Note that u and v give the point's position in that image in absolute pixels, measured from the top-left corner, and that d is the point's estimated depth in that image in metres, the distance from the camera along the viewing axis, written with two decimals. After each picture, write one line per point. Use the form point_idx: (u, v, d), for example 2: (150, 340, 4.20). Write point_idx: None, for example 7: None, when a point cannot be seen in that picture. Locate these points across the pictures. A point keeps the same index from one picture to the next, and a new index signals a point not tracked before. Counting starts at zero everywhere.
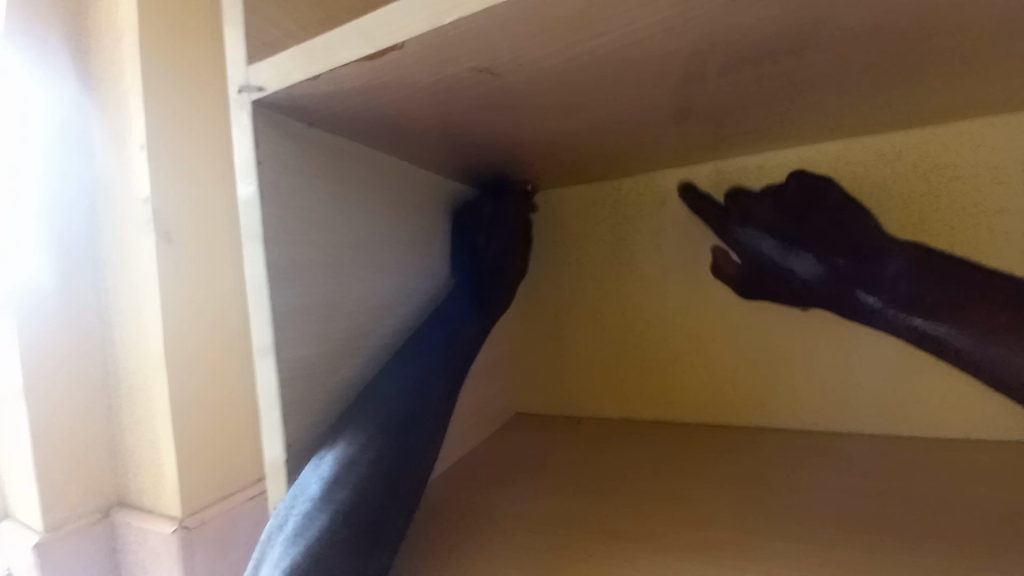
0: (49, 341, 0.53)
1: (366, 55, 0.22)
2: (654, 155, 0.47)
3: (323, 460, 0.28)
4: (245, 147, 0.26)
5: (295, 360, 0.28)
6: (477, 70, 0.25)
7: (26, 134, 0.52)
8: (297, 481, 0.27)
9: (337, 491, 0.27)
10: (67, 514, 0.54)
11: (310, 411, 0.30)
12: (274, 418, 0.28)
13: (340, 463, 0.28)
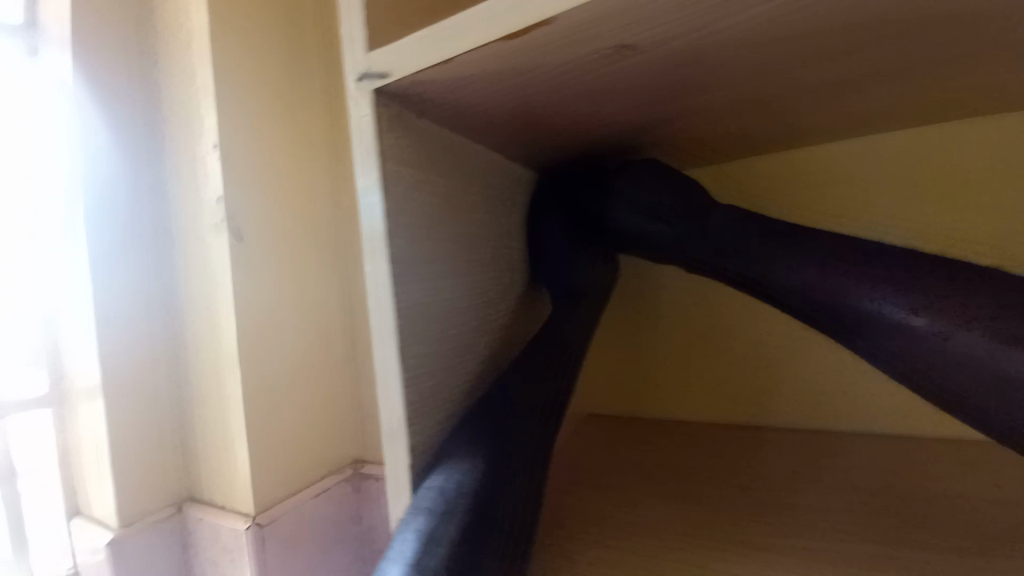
0: (125, 339, 0.55)
1: (510, 36, 0.19)
2: (740, 146, 0.45)
3: (444, 482, 0.24)
4: (368, 143, 0.23)
5: (415, 350, 0.25)
6: (615, 50, 0.22)
7: (101, 137, 0.54)
8: (417, 500, 0.23)
9: (471, 515, 0.23)
10: (142, 507, 0.55)
11: (427, 407, 0.26)
12: (394, 407, 0.24)
13: (466, 485, 0.23)
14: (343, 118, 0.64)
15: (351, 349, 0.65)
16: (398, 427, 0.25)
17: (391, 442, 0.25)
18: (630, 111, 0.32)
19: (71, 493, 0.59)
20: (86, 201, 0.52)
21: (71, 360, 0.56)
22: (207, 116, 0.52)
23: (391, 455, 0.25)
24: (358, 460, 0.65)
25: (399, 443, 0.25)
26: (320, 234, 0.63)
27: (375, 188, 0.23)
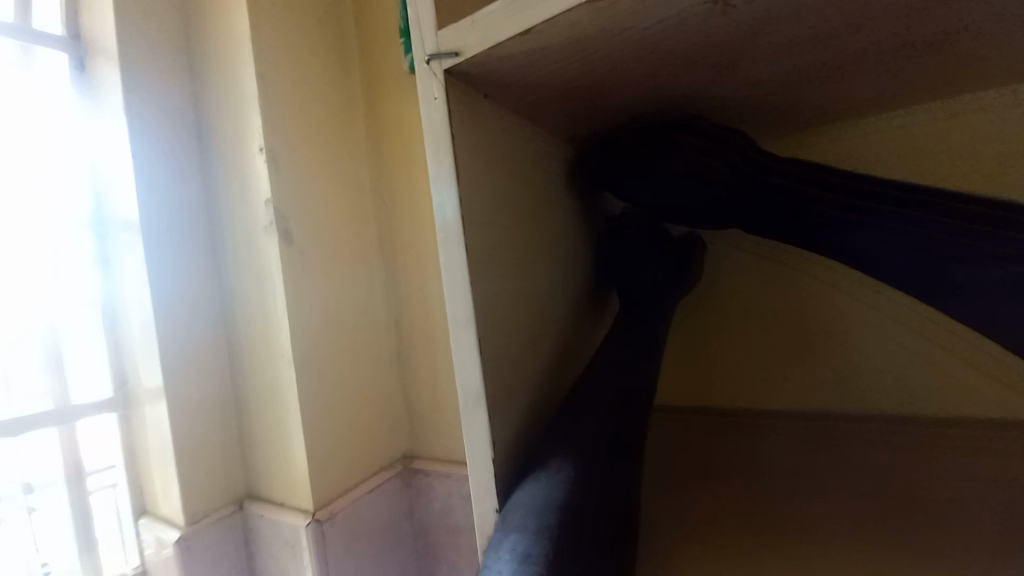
0: (183, 343, 0.56)
1: None
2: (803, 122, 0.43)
3: (540, 485, 0.24)
4: (438, 122, 0.22)
5: (493, 362, 0.24)
6: (709, 6, 0.20)
7: (153, 147, 0.55)
8: (512, 506, 0.23)
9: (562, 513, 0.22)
10: (205, 506, 0.57)
11: (507, 421, 0.25)
12: (478, 425, 0.23)
13: (558, 488, 0.23)
14: (381, 117, 0.63)
15: (396, 347, 0.65)
16: (482, 447, 0.24)
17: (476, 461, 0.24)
18: (700, 84, 0.30)
19: (138, 493, 0.61)
20: (142, 211, 0.54)
21: (134, 366, 0.58)
22: (253, 121, 0.53)
23: (476, 476, 0.24)
24: (407, 456, 0.66)
25: (483, 461, 0.24)
26: (362, 235, 0.63)
27: (448, 180, 0.22)
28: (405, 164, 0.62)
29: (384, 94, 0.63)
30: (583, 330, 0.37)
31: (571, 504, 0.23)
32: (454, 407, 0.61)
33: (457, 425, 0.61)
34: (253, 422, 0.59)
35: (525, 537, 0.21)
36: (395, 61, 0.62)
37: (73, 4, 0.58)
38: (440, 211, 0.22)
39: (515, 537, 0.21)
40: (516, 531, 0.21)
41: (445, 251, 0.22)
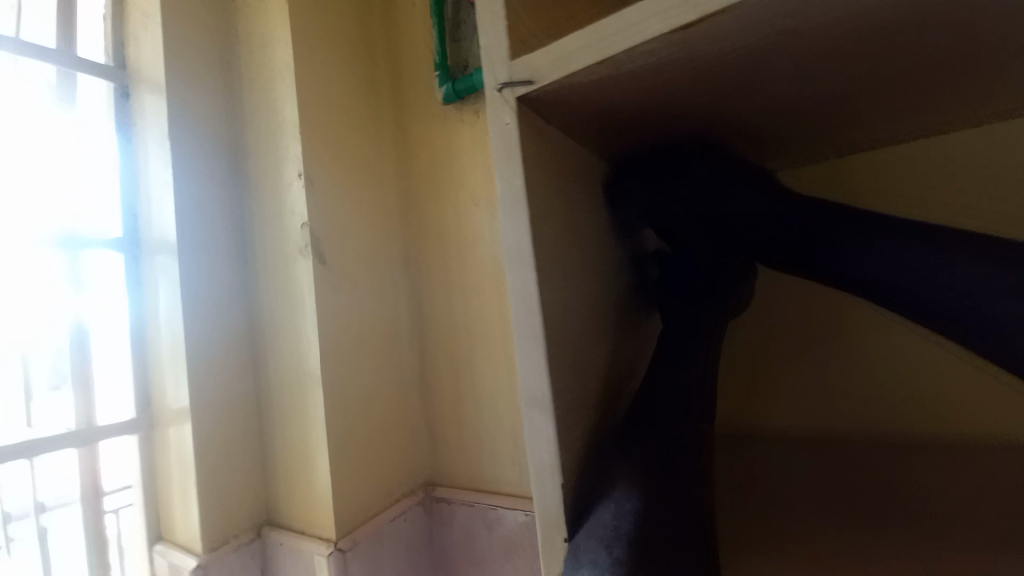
0: (210, 363, 0.56)
1: (686, 24, 0.19)
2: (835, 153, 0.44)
3: (607, 513, 0.23)
4: (509, 145, 0.23)
5: (559, 371, 0.24)
6: (777, 35, 0.21)
7: (191, 170, 0.57)
8: (584, 535, 0.23)
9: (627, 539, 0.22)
10: (224, 532, 0.56)
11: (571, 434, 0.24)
12: (544, 435, 0.23)
13: (623, 517, 0.23)
14: (410, 146, 0.65)
15: (420, 371, 0.65)
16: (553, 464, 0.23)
17: (541, 479, 0.23)
18: (749, 120, 0.31)
19: (153, 518, 0.60)
20: (178, 232, 0.55)
21: (159, 386, 0.58)
22: (292, 149, 0.55)
23: (541, 495, 0.23)
24: (428, 483, 0.64)
25: (550, 477, 0.23)
26: (389, 259, 0.64)
27: (520, 197, 0.23)
28: (433, 190, 0.63)
29: (414, 124, 0.65)
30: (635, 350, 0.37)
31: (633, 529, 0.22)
32: (477, 433, 0.60)
33: (481, 452, 0.60)
34: (276, 445, 0.59)
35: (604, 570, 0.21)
36: (426, 93, 0.64)
37: (120, 37, 0.61)
38: (508, 230, 0.23)
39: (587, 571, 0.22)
40: (588, 564, 0.22)
41: (513, 269, 0.23)
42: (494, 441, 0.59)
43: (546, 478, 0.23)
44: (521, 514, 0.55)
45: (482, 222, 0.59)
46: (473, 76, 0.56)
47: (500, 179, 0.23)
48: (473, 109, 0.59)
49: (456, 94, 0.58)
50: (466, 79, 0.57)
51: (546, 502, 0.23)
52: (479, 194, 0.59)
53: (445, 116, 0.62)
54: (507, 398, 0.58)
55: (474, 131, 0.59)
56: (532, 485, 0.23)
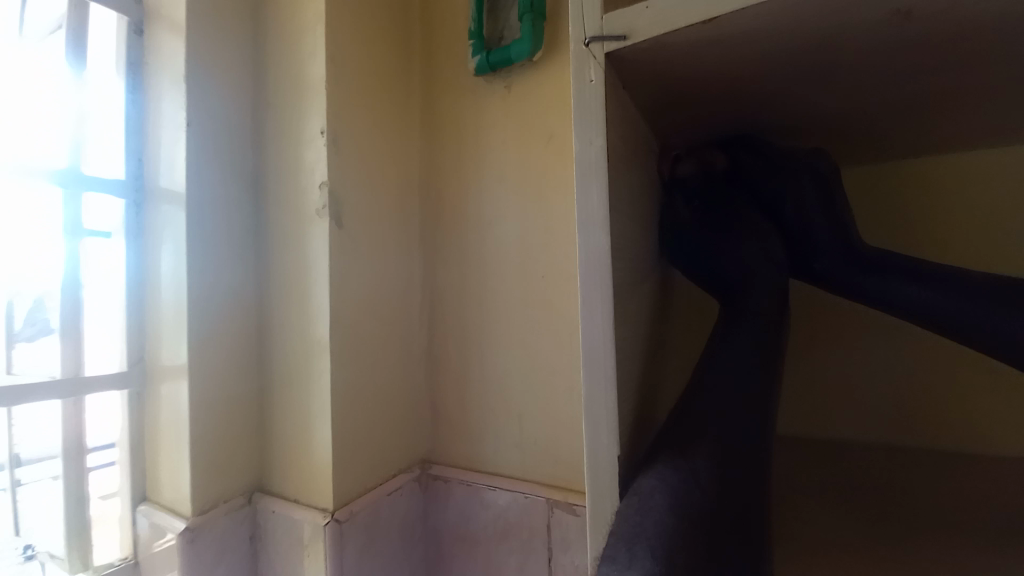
0: (212, 321, 0.54)
1: None
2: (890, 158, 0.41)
3: (664, 474, 0.22)
4: (593, 103, 0.22)
5: (621, 342, 0.23)
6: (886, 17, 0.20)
7: (207, 117, 0.54)
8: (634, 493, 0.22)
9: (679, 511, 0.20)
10: (213, 496, 0.54)
11: (626, 415, 0.24)
12: (604, 411, 0.22)
13: (680, 482, 0.21)
14: (435, 117, 0.63)
15: (425, 347, 0.64)
16: (606, 435, 0.22)
17: (596, 467, 0.22)
18: (818, 112, 0.30)
19: (140, 478, 0.57)
20: (189, 181, 0.52)
21: (155, 341, 0.56)
22: (316, 105, 0.53)
23: (595, 486, 0.22)
24: (425, 460, 0.63)
25: (606, 458, 0.22)
26: (405, 230, 0.62)
27: (600, 157, 0.22)
28: (456, 164, 0.61)
29: (440, 93, 0.63)
30: (668, 335, 0.36)
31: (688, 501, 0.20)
32: (481, 412, 0.60)
33: (484, 432, 0.59)
34: (275, 411, 0.57)
35: (652, 548, 0.19)
36: (456, 63, 0.62)
37: None
38: (584, 193, 0.22)
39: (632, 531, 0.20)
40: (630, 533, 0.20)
41: (584, 232, 0.22)
42: (499, 421, 0.58)
43: (602, 458, 0.22)
44: (522, 495, 0.54)
45: (504, 199, 0.58)
46: (509, 49, 0.54)
47: (577, 138, 0.22)
48: (505, 84, 0.58)
49: (489, 66, 0.56)
50: (502, 50, 0.55)
51: (602, 496, 0.22)
52: (503, 171, 0.58)
53: (474, 88, 0.60)
54: (515, 379, 0.57)
55: (503, 106, 0.58)
56: (585, 478, 0.23)
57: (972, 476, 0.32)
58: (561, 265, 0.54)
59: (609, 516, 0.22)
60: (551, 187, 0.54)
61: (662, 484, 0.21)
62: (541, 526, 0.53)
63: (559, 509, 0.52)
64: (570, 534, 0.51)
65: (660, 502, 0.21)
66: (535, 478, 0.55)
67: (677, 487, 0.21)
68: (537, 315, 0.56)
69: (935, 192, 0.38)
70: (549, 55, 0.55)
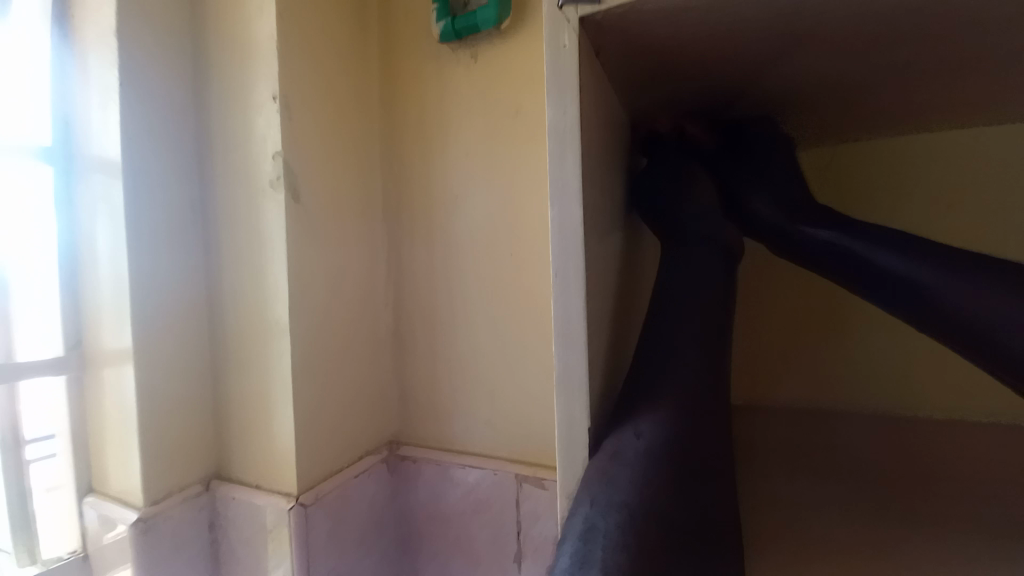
0: (159, 299, 0.51)
1: None
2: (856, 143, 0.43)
3: (622, 442, 0.22)
4: (567, 66, 0.21)
5: (593, 311, 0.22)
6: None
7: (144, 76, 0.49)
8: (599, 457, 0.22)
9: (633, 485, 0.20)
10: (168, 485, 0.52)
11: (597, 386, 0.24)
12: (576, 382, 0.22)
13: (635, 453, 0.21)
14: (395, 87, 0.60)
15: (390, 327, 0.62)
16: (579, 405, 0.22)
17: (569, 437, 0.22)
18: (781, 83, 0.30)
19: (84, 467, 0.54)
20: (125, 148, 0.48)
21: (93, 322, 0.52)
22: (266, 68, 0.49)
23: (568, 457, 0.23)
24: (393, 441, 0.62)
25: (579, 427, 0.22)
26: (367, 207, 0.60)
27: (574, 124, 0.21)
28: (418, 137, 0.59)
29: (400, 62, 0.60)
30: (639, 298, 0.35)
31: (644, 476, 0.20)
32: (450, 391, 0.59)
33: (453, 410, 0.59)
34: (232, 394, 0.54)
35: (590, 516, 0.20)
36: (419, 29, 0.59)
37: None
38: (557, 159, 0.21)
39: (589, 507, 0.20)
40: (590, 501, 0.20)
41: (557, 202, 0.21)
42: (467, 400, 0.58)
43: (575, 427, 0.22)
44: (491, 472, 0.55)
45: (471, 174, 0.56)
46: (474, 17, 0.52)
47: (551, 105, 0.21)
48: (471, 53, 0.55)
49: (454, 35, 0.54)
50: (468, 18, 0.52)
51: (574, 465, 0.22)
52: (469, 145, 0.56)
53: (439, 57, 0.57)
54: (483, 358, 0.57)
55: (469, 77, 0.56)
56: (557, 448, 0.23)
57: (909, 452, 0.35)
58: (530, 243, 0.53)
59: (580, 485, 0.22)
60: (520, 163, 0.53)
61: (602, 456, 0.22)
62: (510, 501, 0.53)
63: (528, 484, 0.53)
64: (539, 507, 0.52)
65: (596, 471, 0.21)
66: (505, 454, 0.56)
67: (613, 453, 0.21)
68: (507, 293, 0.55)
69: (878, 173, 0.42)
70: (517, 24, 0.53)
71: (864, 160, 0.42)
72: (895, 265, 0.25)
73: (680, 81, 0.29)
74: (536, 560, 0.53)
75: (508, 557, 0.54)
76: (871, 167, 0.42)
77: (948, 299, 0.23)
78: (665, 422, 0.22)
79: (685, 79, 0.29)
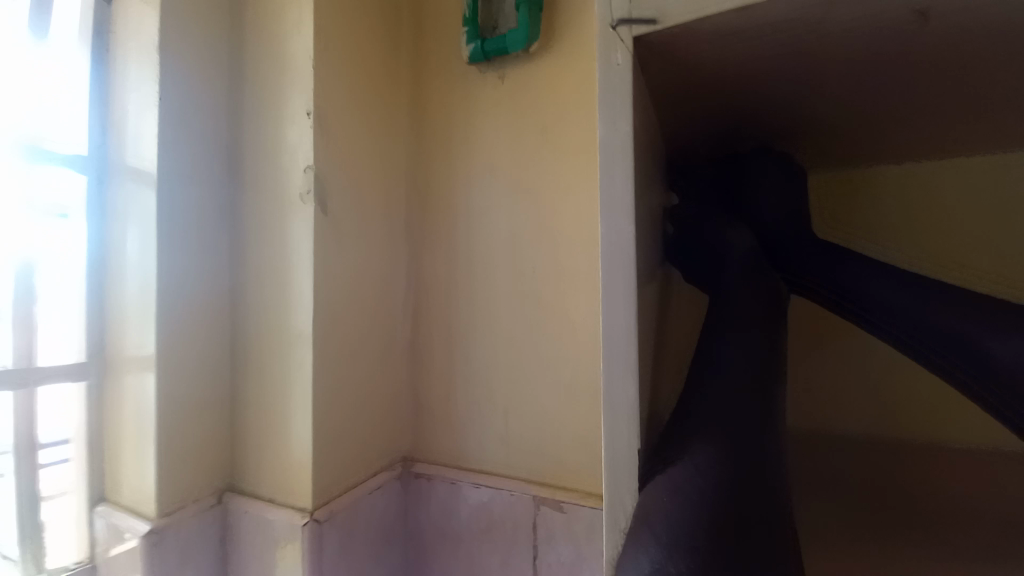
0: (184, 307, 0.51)
1: None
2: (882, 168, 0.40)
3: (676, 477, 0.21)
4: (621, 88, 0.21)
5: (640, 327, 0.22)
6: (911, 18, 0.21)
7: (184, 90, 0.51)
8: (657, 494, 0.21)
9: (695, 527, 0.19)
10: (180, 497, 0.51)
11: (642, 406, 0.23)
12: (623, 398, 0.21)
13: (694, 488, 0.20)
14: (422, 105, 0.62)
15: (408, 342, 0.62)
16: (627, 427, 0.22)
17: (614, 459, 0.22)
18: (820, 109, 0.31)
19: (97, 474, 0.53)
20: (160, 158, 0.49)
21: (116, 329, 0.52)
22: (301, 84, 0.51)
23: (613, 480, 0.22)
24: (407, 458, 0.62)
25: (626, 449, 0.22)
26: (390, 221, 0.60)
27: (626, 141, 0.21)
28: (444, 154, 0.60)
29: (430, 82, 0.61)
30: (671, 320, 0.35)
31: (705, 514, 0.19)
32: (466, 408, 0.58)
33: (469, 428, 0.58)
34: (248, 405, 0.54)
35: (654, 561, 0.19)
36: (449, 51, 0.60)
37: None
38: (609, 177, 0.21)
39: (652, 551, 0.19)
40: (652, 544, 0.19)
41: (607, 218, 0.21)
42: (485, 418, 0.57)
43: (620, 447, 0.22)
44: (508, 493, 0.53)
45: (494, 192, 0.57)
46: (505, 39, 0.53)
47: (603, 122, 0.22)
48: (500, 74, 0.57)
49: (484, 56, 0.55)
50: (498, 40, 0.54)
51: (621, 490, 0.22)
52: (494, 163, 0.57)
53: (467, 77, 0.59)
54: (502, 375, 0.56)
55: (496, 97, 0.57)
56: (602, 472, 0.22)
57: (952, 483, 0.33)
58: (553, 260, 0.53)
59: (628, 513, 0.22)
60: (545, 181, 0.54)
61: (659, 493, 0.21)
62: (527, 524, 0.52)
63: (546, 507, 0.51)
64: (557, 532, 0.51)
65: (653, 506, 0.20)
66: (522, 475, 0.55)
67: (672, 490, 0.21)
68: (528, 310, 0.55)
69: (901, 202, 0.39)
70: (546, 48, 0.54)
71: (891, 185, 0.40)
72: (899, 295, 0.27)
73: (721, 102, 0.30)
74: None
75: None
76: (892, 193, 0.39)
77: (943, 328, 0.25)
78: (714, 444, 0.22)
79: (726, 101, 0.30)
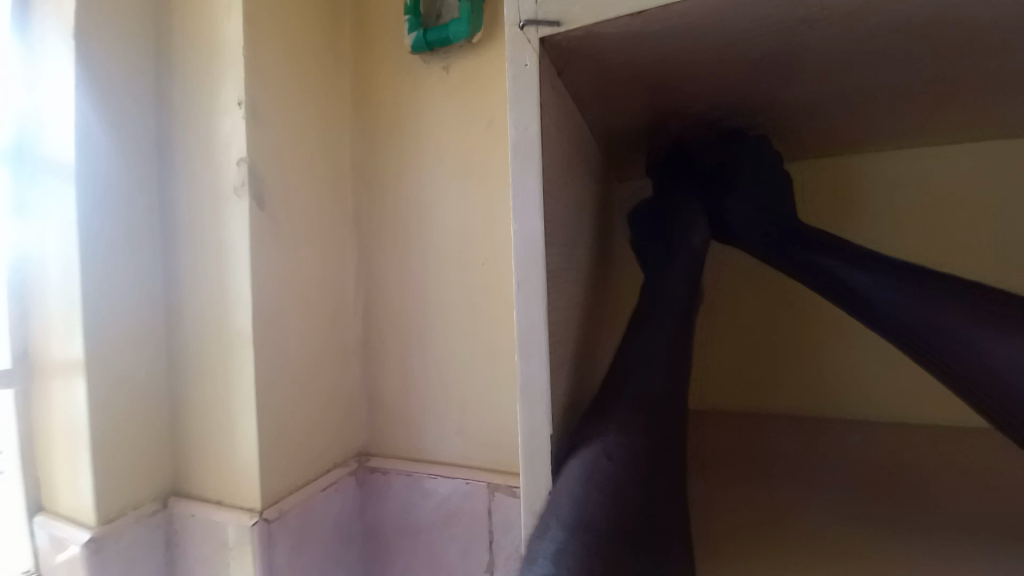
0: (112, 310, 0.48)
1: None
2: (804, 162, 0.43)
3: (587, 466, 0.22)
4: (530, 87, 0.22)
5: (555, 324, 0.23)
6: (799, 20, 0.22)
7: (104, 77, 0.48)
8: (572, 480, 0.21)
9: (596, 511, 0.20)
10: (120, 504, 0.49)
11: (561, 398, 0.24)
12: (539, 395, 0.22)
13: (603, 476, 0.21)
14: (367, 95, 0.60)
15: (362, 336, 0.61)
16: (544, 418, 0.22)
17: (532, 451, 0.23)
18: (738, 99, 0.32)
19: (31, 485, 0.51)
20: (79, 152, 0.46)
21: (43, 334, 0.49)
22: (232, 73, 0.49)
23: (531, 470, 0.23)
24: (362, 453, 0.61)
25: (542, 445, 0.23)
26: (337, 214, 0.59)
27: (535, 142, 0.22)
28: (390, 145, 0.59)
29: (374, 69, 0.60)
30: (600, 314, 0.37)
31: (609, 500, 0.20)
32: (420, 401, 0.59)
33: (423, 421, 0.58)
34: (191, 407, 0.53)
35: (556, 542, 0.19)
36: (391, 38, 0.59)
37: None
38: (519, 175, 0.22)
39: (555, 534, 0.20)
40: (554, 529, 0.20)
41: (520, 217, 0.22)
42: (439, 410, 0.58)
43: (538, 439, 0.23)
44: (463, 482, 0.54)
45: (443, 185, 0.56)
46: (447, 28, 0.52)
47: (513, 121, 0.22)
48: (443, 63, 0.56)
49: (427, 44, 0.54)
50: (440, 29, 0.53)
51: (538, 478, 0.23)
52: (440, 154, 0.56)
53: (410, 66, 0.57)
54: (455, 367, 0.57)
55: (440, 87, 0.56)
56: (522, 461, 0.23)
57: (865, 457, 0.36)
58: (501, 252, 0.54)
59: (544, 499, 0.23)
60: (492, 173, 0.54)
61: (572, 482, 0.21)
62: (481, 511, 0.53)
63: (499, 493, 0.53)
64: (510, 517, 0.52)
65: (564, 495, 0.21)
66: (476, 465, 0.55)
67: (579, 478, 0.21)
68: (478, 303, 0.55)
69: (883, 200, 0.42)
70: (488, 37, 0.53)
71: (888, 177, 0.42)
72: (914, 308, 0.26)
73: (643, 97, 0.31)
74: (507, 570, 0.52)
75: (479, 567, 0.54)
76: (854, 189, 0.43)
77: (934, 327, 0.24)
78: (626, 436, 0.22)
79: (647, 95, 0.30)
